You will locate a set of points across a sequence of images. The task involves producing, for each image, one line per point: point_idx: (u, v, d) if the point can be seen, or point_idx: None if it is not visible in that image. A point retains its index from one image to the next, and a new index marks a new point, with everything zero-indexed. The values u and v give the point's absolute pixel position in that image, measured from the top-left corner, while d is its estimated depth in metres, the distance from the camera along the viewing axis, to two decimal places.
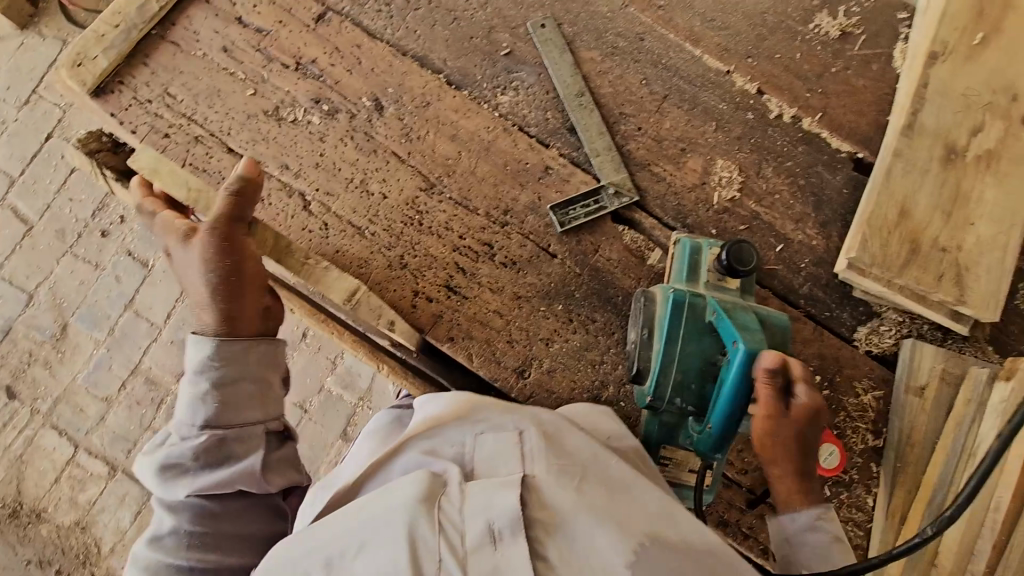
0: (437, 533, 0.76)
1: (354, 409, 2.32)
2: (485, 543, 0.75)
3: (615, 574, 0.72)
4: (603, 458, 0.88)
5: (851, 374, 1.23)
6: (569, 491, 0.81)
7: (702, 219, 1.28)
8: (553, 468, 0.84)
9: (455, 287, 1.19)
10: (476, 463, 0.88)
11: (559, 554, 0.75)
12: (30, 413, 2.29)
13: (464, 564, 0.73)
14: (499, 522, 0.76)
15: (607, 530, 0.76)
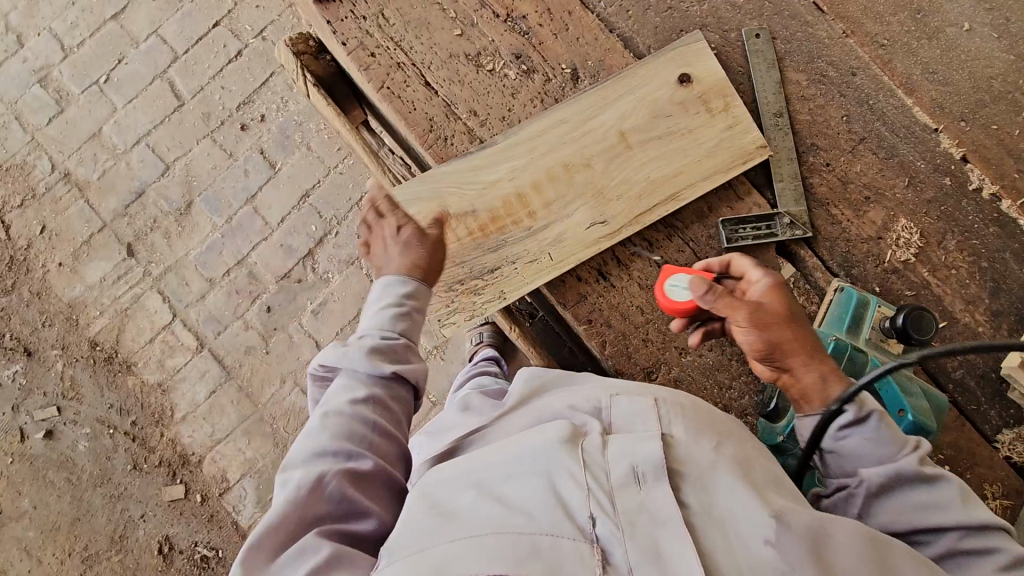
0: (583, 467, 0.74)
1: (428, 355, 2.37)
2: (630, 482, 0.73)
3: (760, 523, 0.68)
4: (734, 437, 0.83)
5: (984, 474, 1.17)
6: (708, 451, 0.77)
7: (868, 274, 1.23)
8: (691, 428, 0.79)
9: (606, 273, 1.19)
10: (612, 419, 0.85)
11: (703, 504, 0.71)
12: (142, 274, 2.45)
13: (611, 496, 0.72)
14: (644, 465, 0.74)
15: (753, 489, 0.72)
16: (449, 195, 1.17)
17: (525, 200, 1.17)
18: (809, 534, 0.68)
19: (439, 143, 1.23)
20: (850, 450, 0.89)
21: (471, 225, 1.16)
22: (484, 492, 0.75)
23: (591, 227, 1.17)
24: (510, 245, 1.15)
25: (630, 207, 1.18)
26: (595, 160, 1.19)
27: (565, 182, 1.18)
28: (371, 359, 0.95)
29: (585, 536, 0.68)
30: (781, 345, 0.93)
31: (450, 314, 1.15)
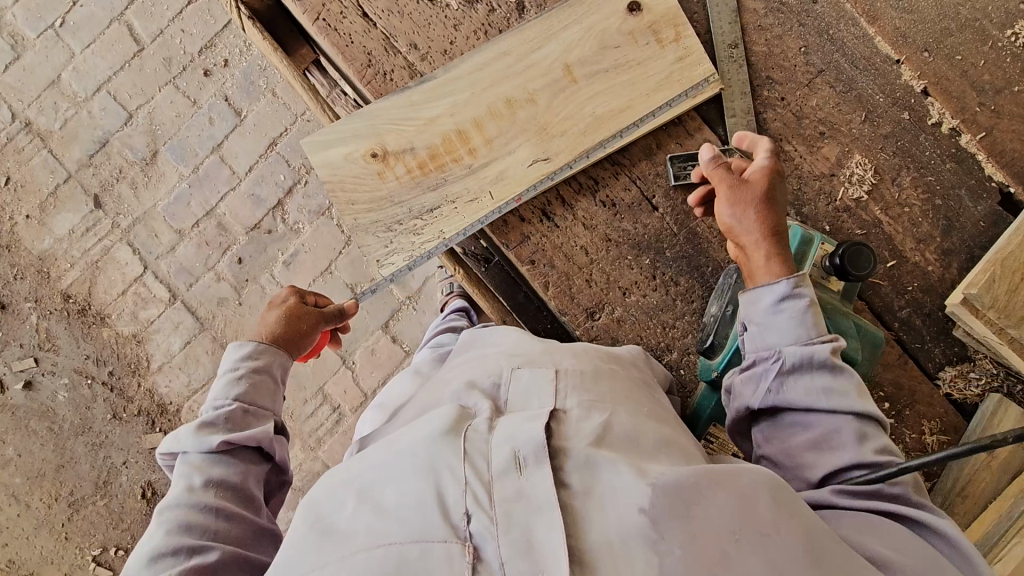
0: (463, 460, 0.65)
1: (400, 305, 2.37)
2: (510, 471, 0.64)
3: (632, 496, 0.63)
4: (625, 409, 0.79)
5: (922, 410, 1.18)
6: (594, 424, 0.72)
7: (818, 213, 1.20)
8: (584, 402, 0.76)
9: (550, 214, 1.17)
10: (506, 396, 0.79)
11: (584, 485, 0.65)
12: (110, 226, 2.42)
13: (488, 489, 0.63)
14: (526, 449, 0.66)
15: (632, 463, 0.67)
16: (389, 132, 1.13)
17: (465, 137, 1.13)
18: (677, 499, 0.62)
19: (378, 79, 1.18)
20: (776, 323, 0.91)
21: (410, 163, 1.13)
22: (363, 500, 0.66)
23: (534, 165, 1.14)
24: (450, 185, 1.13)
25: (574, 143, 1.14)
26: (539, 96, 1.15)
27: (505, 118, 1.14)
28: (201, 436, 0.95)
29: (457, 535, 0.60)
30: (744, 220, 0.96)
31: (389, 254, 1.13)
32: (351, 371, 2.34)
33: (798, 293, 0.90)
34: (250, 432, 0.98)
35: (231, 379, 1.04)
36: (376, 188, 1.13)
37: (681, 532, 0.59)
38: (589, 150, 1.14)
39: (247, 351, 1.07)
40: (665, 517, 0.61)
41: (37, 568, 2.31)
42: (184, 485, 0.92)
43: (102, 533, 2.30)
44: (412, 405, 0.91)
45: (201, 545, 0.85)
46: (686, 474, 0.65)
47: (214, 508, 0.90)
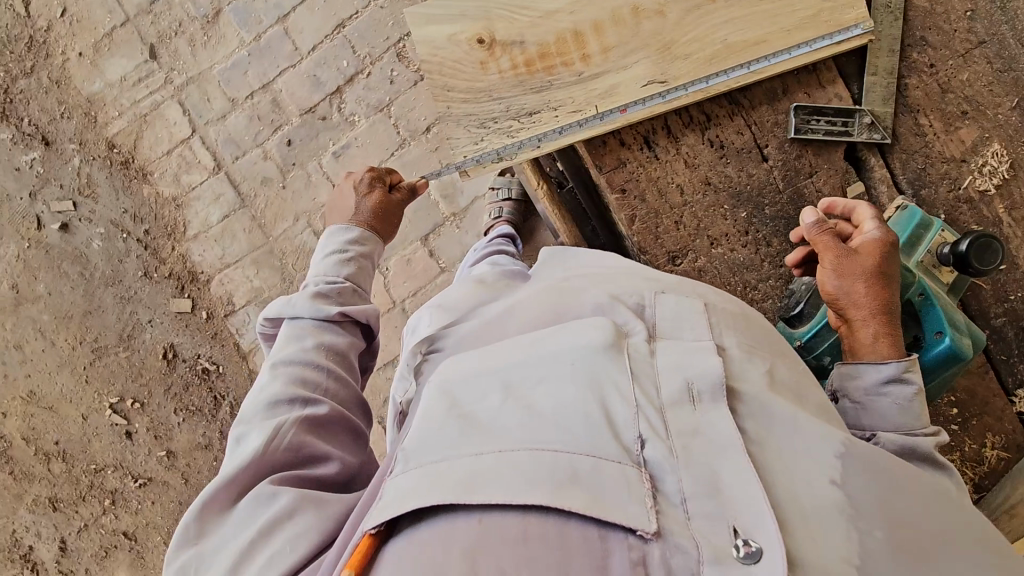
0: (632, 380, 0.70)
1: (443, 221, 2.30)
2: (683, 402, 0.69)
3: (825, 463, 0.69)
4: (783, 360, 0.82)
5: (989, 423, 1.14)
6: (758, 372, 0.76)
7: (937, 198, 1.11)
8: (743, 344, 0.78)
9: (652, 143, 1.08)
10: (655, 318, 0.81)
11: (759, 434, 0.69)
12: (163, 80, 2.33)
13: (660, 417, 0.68)
14: (699, 385, 0.70)
15: (810, 420, 0.72)
16: (499, 18, 1.03)
17: (581, 39, 1.03)
18: (870, 474, 0.69)
19: None
20: (877, 407, 0.86)
21: (517, 58, 1.03)
22: (513, 397, 0.71)
23: (648, 86, 1.04)
24: (554, 91, 1.04)
25: (696, 69, 1.04)
26: (671, 9, 1.03)
27: (629, 26, 1.03)
28: (316, 304, 1.03)
29: (632, 459, 0.64)
30: (850, 292, 0.91)
31: (476, 152, 1.06)
32: (384, 277, 2.31)
33: (904, 378, 0.85)
34: (361, 306, 1.07)
35: (340, 259, 1.12)
36: (475, 80, 1.04)
37: (879, 512, 0.66)
38: (711, 78, 1.04)
39: (349, 236, 1.16)
40: (858, 488, 0.67)
41: (56, 403, 2.39)
42: (295, 346, 0.98)
43: (122, 384, 2.36)
44: (526, 300, 0.93)
45: (314, 398, 0.89)
46: (877, 456, 0.72)
47: (325, 366, 0.96)
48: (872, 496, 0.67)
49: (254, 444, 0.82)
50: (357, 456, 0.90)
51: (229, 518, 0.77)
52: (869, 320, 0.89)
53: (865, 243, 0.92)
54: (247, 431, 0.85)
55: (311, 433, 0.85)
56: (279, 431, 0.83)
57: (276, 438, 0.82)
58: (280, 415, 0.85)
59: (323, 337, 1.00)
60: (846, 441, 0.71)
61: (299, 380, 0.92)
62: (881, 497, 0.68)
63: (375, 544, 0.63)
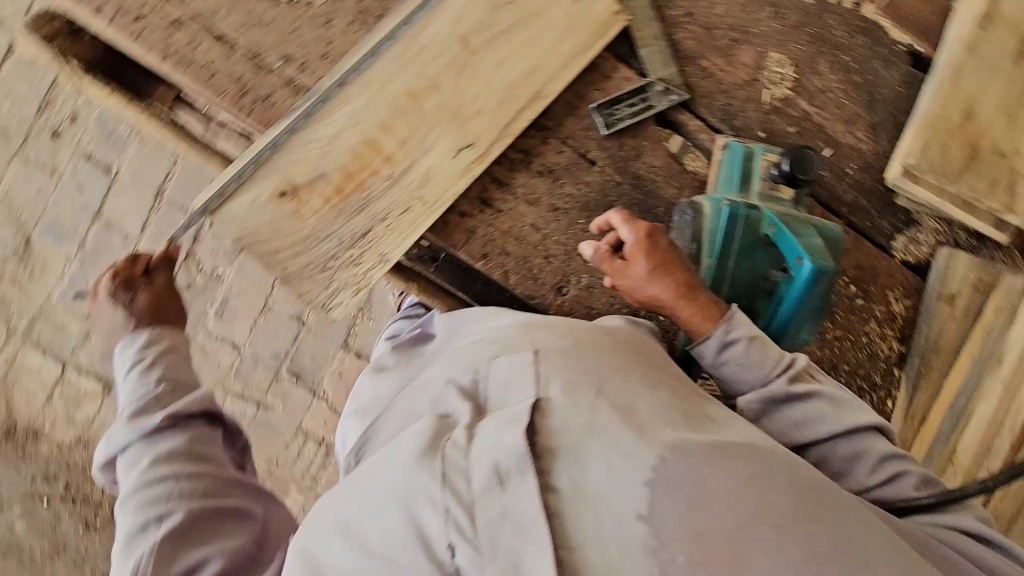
0: (442, 485, 0.68)
1: (355, 319, 2.21)
2: (491, 488, 0.68)
3: (632, 498, 0.65)
4: (618, 380, 0.78)
5: (885, 282, 1.24)
6: (582, 419, 0.72)
7: (750, 121, 1.18)
8: (567, 388, 0.76)
9: (490, 199, 1.09)
10: (487, 393, 0.82)
11: (576, 484, 0.67)
12: (6, 332, 2.14)
13: (471, 512, 0.67)
14: (506, 467, 0.68)
15: (625, 454, 0.68)
16: (289, 162, 1.00)
17: (376, 145, 1.01)
18: (680, 490, 0.66)
19: (259, 106, 1.01)
20: (726, 372, 0.96)
21: (325, 191, 1.00)
22: (357, 528, 0.72)
23: (458, 155, 1.04)
24: (375, 202, 1.02)
25: (493, 121, 1.05)
26: (443, 79, 1.03)
27: (414, 110, 1.03)
28: (135, 425, 0.89)
29: (446, 569, 0.65)
30: (649, 296, 0.98)
31: (333, 294, 1.02)
32: (327, 401, 2.21)
33: (730, 340, 0.94)
34: (188, 402, 0.92)
35: (141, 366, 0.94)
36: (295, 229, 1.00)
37: (687, 532, 0.63)
38: (512, 121, 1.06)
39: (131, 340, 0.96)
40: (666, 514, 0.64)
41: None
42: (133, 471, 0.86)
43: None
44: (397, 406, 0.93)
45: (168, 513, 0.82)
46: (701, 460, 0.68)
47: (172, 474, 0.86)
48: (685, 517, 0.64)
49: None
50: (246, 537, 0.85)
51: None
52: (677, 313, 0.97)
53: (634, 255, 0.97)
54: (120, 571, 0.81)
55: (181, 545, 0.81)
56: (140, 569, 0.78)
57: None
58: (141, 547, 0.80)
59: (160, 443, 0.88)
60: (662, 463, 0.67)
61: (146, 498, 0.84)
62: (695, 513, 0.64)
63: None
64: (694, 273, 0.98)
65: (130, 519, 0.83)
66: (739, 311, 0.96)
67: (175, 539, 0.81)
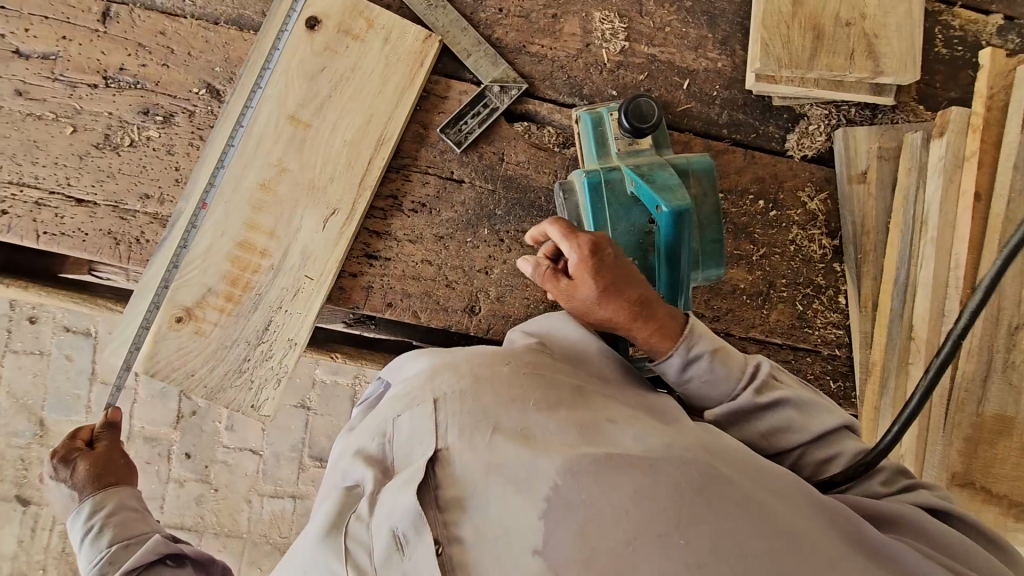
0: (343, 562, 0.66)
1: (354, 385, 2.17)
2: (393, 557, 0.64)
3: (526, 532, 0.61)
4: (520, 404, 0.72)
5: (792, 185, 1.20)
6: (478, 460, 0.66)
7: (599, 84, 1.18)
8: (466, 428, 0.69)
9: (375, 252, 1.11)
10: (393, 453, 0.73)
11: (475, 530, 0.62)
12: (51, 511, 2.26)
13: None
14: (403, 532, 0.63)
15: (519, 487, 0.63)
16: (176, 290, 1.04)
17: (248, 244, 1.06)
18: (570, 515, 0.60)
19: (136, 249, 1.07)
20: (691, 390, 0.89)
21: (217, 303, 1.05)
22: None
23: (327, 224, 1.07)
24: (266, 296, 1.06)
25: (348, 181, 1.08)
26: (287, 161, 1.07)
27: (271, 200, 1.07)
28: None
29: None
30: (600, 316, 0.90)
31: (259, 393, 1.06)
32: None
33: (693, 359, 0.87)
34: (142, 551, 0.91)
35: (89, 534, 0.94)
36: (204, 347, 1.04)
37: (578, 560, 0.58)
38: (365, 174, 1.09)
39: (77, 511, 0.97)
40: (561, 544, 0.59)
41: None
42: None
43: None
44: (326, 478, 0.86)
45: None
46: (597, 471, 0.63)
47: None
48: (579, 539, 0.59)
49: None
50: None
51: None
52: (631, 333, 0.89)
53: (581, 277, 0.88)
54: None
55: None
56: None
57: None
58: None
59: None
60: (554, 486, 0.62)
61: None
62: (587, 536, 0.59)
63: None
64: (647, 288, 0.89)
65: None
66: (698, 323, 0.88)
67: None
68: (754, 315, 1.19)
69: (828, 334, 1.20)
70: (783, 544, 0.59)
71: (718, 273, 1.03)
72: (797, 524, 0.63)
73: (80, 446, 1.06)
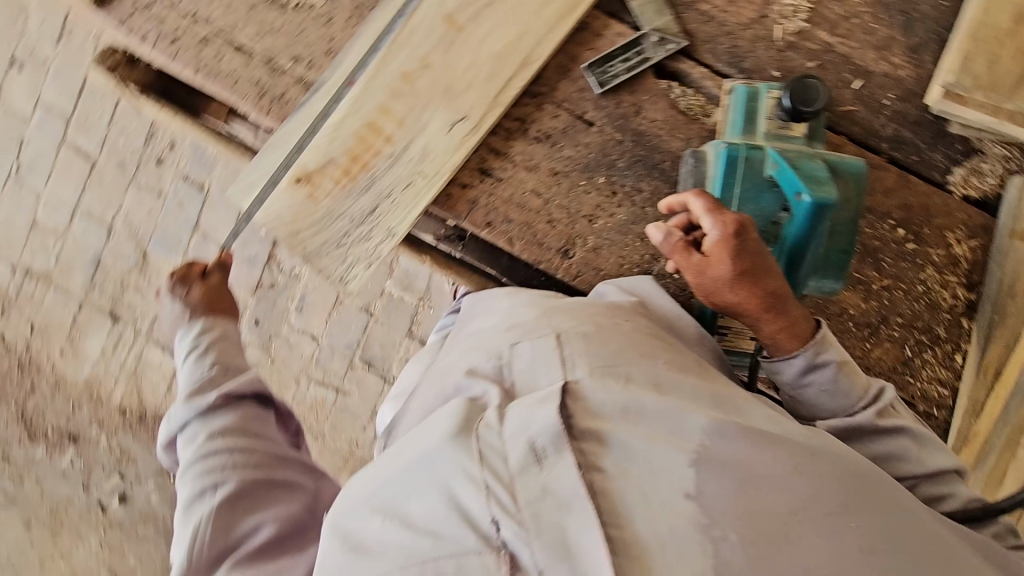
0: (478, 461, 0.65)
1: (417, 308, 2.29)
2: (530, 466, 0.64)
3: (678, 479, 0.62)
4: (644, 363, 0.76)
5: (942, 223, 1.09)
6: (617, 400, 0.69)
7: (762, 61, 1.10)
8: (597, 367, 0.74)
9: (489, 169, 1.12)
10: (513, 375, 0.77)
11: (618, 463, 0.64)
12: (134, 334, 2.51)
13: (509, 491, 0.63)
14: (542, 440, 0.65)
15: (665, 437, 0.66)
16: (304, 153, 1.10)
17: (376, 128, 1.09)
18: (727, 472, 0.63)
19: (276, 104, 1.13)
20: (806, 397, 0.88)
21: (335, 174, 1.10)
22: (385, 515, 0.68)
23: (453, 128, 1.09)
24: (380, 180, 1.10)
25: (483, 93, 1.09)
26: (432, 58, 1.09)
27: (408, 92, 1.09)
28: (193, 403, 1.02)
29: (491, 545, 0.61)
30: (725, 301, 0.86)
31: (349, 269, 1.10)
32: None
33: (819, 364, 0.86)
34: (239, 381, 1.04)
35: (194, 352, 1.09)
36: (311, 212, 1.10)
37: (741, 515, 0.60)
38: (501, 90, 1.09)
39: (186, 329, 1.12)
40: (716, 495, 0.61)
41: None
42: (191, 446, 0.98)
43: None
44: (415, 397, 0.90)
45: (222, 479, 0.93)
46: (744, 441, 0.65)
47: (226, 447, 0.97)
48: (733, 496, 0.61)
49: (183, 553, 0.88)
50: (297, 506, 0.96)
51: None
52: (756, 323, 0.86)
53: (717, 255, 0.83)
54: (176, 539, 0.91)
55: (234, 512, 0.91)
56: (199, 532, 0.89)
57: (199, 540, 0.88)
58: (199, 512, 0.91)
59: (213, 421, 1.00)
60: (704, 444, 0.65)
61: (202, 469, 0.95)
62: (745, 494, 0.62)
63: None
64: (783, 280, 0.85)
65: (186, 490, 0.94)
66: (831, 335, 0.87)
67: (231, 500, 0.92)
68: (856, 346, 1.09)
69: (927, 393, 1.07)
70: (931, 547, 0.62)
71: (836, 287, 0.95)
72: (937, 529, 0.65)
73: (196, 274, 1.16)
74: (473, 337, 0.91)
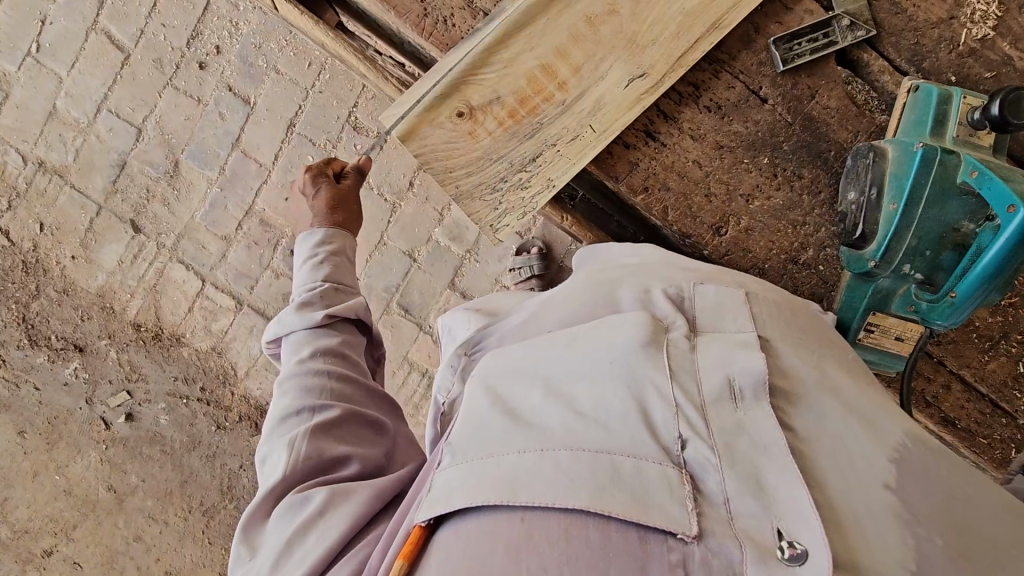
0: (671, 379, 0.65)
1: (462, 260, 2.23)
2: (725, 399, 0.64)
3: (876, 467, 0.63)
4: (829, 356, 0.77)
5: None
6: (810, 373, 0.70)
7: (941, 63, 1.09)
8: (785, 340, 0.75)
9: (654, 133, 1.09)
10: (695, 311, 0.77)
11: (811, 432, 0.64)
12: (156, 248, 2.36)
13: (703, 415, 0.63)
14: (742, 380, 0.66)
15: (863, 424, 0.67)
16: (468, 84, 1.02)
17: (551, 71, 1.02)
18: (925, 478, 0.63)
19: (439, 28, 1.05)
20: None
21: (500, 114, 1.04)
22: (552, 393, 0.68)
23: (630, 85, 1.04)
24: (547, 128, 1.05)
25: (668, 51, 1.03)
26: (620, 3, 1.00)
27: (591, 36, 1.01)
28: (303, 315, 1.02)
29: (673, 459, 0.59)
30: None
31: (500, 216, 1.11)
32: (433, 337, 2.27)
33: None
34: (345, 305, 1.04)
35: (311, 267, 1.10)
36: (468, 151, 1.05)
37: (940, 518, 0.60)
38: (688, 51, 1.03)
39: (308, 236, 1.15)
40: (915, 494, 0.61)
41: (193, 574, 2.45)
42: (293, 359, 0.97)
43: None
44: (562, 296, 0.89)
45: (323, 403, 0.90)
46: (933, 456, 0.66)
47: (326, 369, 0.95)
48: (928, 497, 0.61)
49: (276, 463, 0.84)
50: (379, 449, 0.91)
51: (269, 527, 0.80)
52: None
53: None
54: (270, 450, 0.87)
55: (327, 438, 0.86)
56: (294, 444, 0.84)
57: (293, 451, 0.83)
58: (296, 426, 0.87)
59: (316, 342, 0.99)
60: (899, 446, 0.66)
61: (302, 387, 0.92)
62: (942, 502, 0.62)
63: (423, 534, 0.62)
64: None
65: (284, 404, 0.91)
66: None
67: (329, 423, 0.88)
68: (974, 356, 1.15)
69: None
70: None
71: None
72: None
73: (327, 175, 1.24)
74: (635, 265, 0.92)
